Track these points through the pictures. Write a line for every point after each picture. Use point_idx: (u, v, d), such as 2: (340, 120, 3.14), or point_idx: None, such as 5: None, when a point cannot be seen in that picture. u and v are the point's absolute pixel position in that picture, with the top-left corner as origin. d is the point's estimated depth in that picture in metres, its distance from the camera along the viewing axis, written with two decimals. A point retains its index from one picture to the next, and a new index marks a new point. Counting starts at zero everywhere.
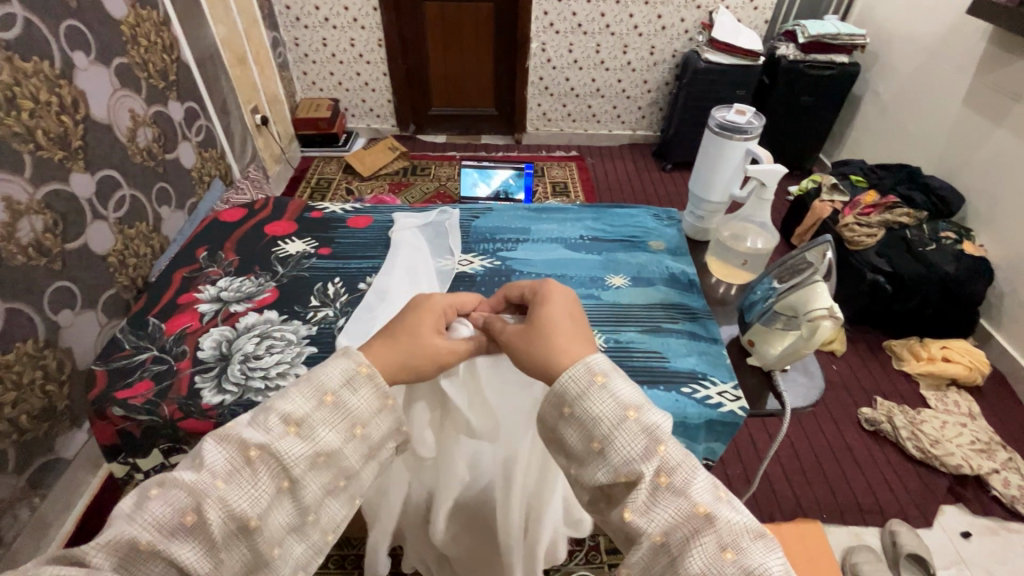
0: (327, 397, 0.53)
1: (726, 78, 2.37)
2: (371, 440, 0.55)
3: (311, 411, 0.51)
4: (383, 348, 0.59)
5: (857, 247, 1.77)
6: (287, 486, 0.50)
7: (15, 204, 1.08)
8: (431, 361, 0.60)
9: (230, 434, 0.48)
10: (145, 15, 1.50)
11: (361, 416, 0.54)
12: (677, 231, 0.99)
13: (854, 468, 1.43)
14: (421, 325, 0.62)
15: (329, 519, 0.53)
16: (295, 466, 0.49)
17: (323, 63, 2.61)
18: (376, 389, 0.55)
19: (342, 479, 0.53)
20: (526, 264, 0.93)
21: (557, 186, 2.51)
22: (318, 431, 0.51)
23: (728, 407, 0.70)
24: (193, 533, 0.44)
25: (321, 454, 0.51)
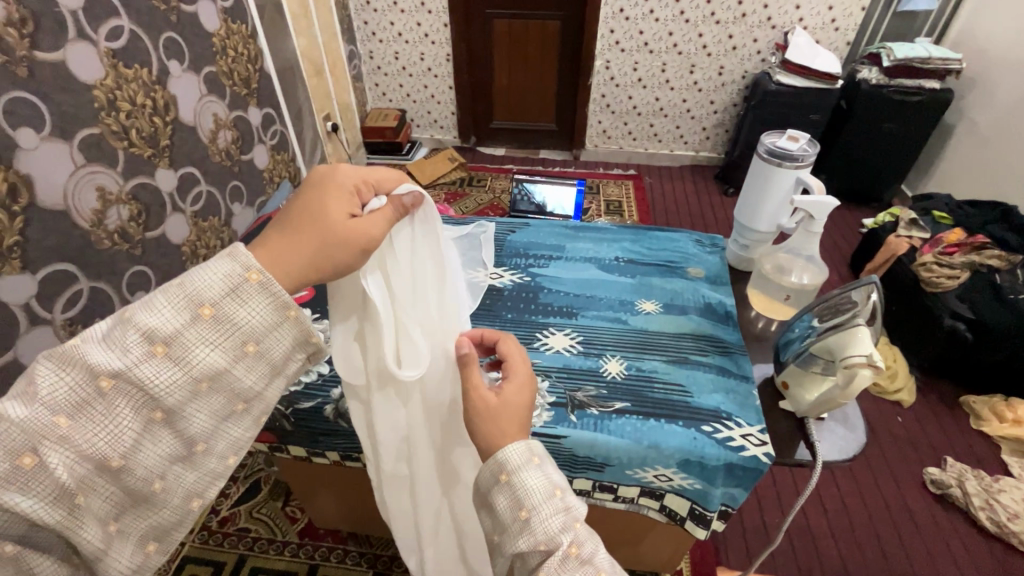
0: (205, 310, 0.45)
1: (799, 101, 2.25)
2: (269, 358, 0.49)
3: (182, 328, 0.44)
4: (285, 238, 0.51)
5: (934, 289, 1.61)
6: (161, 418, 0.45)
7: (107, 193, 1.20)
8: (349, 246, 0.52)
9: (75, 355, 0.42)
10: (235, 29, 1.65)
11: (253, 331, 0.47)
12: (720, 259, 0.95)
13: (912, 534, 1.29)
14: (327, 197, 0.52)
15: (224, 444, 0.50)
16: (167, 397, 0.44)
17: (394, 75, 2.74)
18: (277, 302, 0.48)
19: (239, 403, 0.49)
20: (555, 280, 0.92)
21: (611, 205, 2.48)
22: (191, 348, 0.45)
23: (751, 451, 0.65)
24: (34, 478, 0.40)
25: (202, 379, 0.46)
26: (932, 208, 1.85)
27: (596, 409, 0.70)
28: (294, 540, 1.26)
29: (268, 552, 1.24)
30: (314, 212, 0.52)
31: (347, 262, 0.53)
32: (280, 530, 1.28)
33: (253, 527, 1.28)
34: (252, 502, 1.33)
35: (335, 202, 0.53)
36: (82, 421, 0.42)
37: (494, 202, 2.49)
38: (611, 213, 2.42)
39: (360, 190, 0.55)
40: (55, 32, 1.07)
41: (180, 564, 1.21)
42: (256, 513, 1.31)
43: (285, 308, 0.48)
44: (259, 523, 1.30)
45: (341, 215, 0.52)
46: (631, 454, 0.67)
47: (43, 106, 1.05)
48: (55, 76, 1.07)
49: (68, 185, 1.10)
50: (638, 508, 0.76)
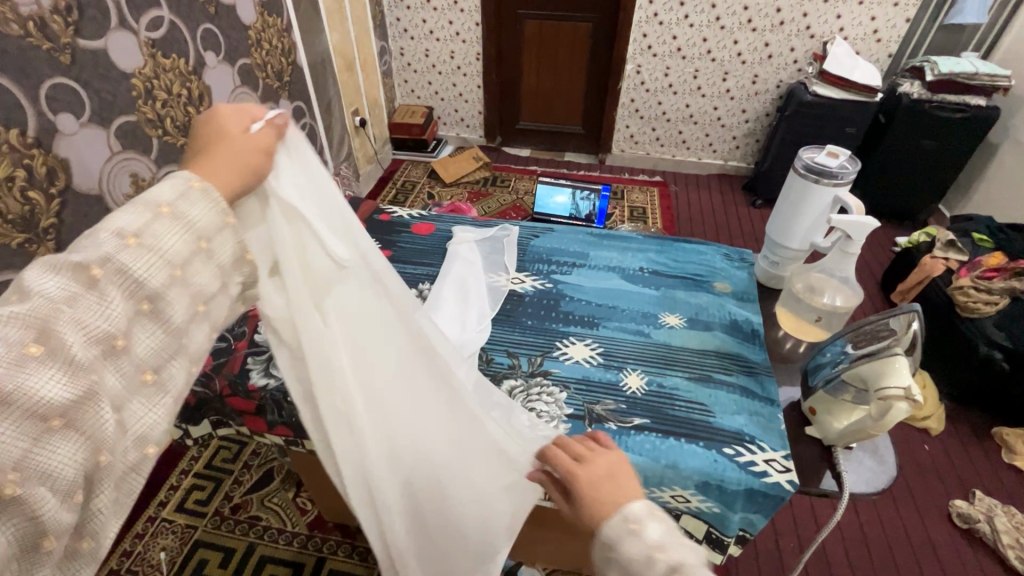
0: (162, 208, 0.45)
1: (836, 113, 2.19)
2: (223, 260, 0.49)
3: (148, 222, 0.44)
4: (202, 160, 0.51)
5: (970, 314, 1.55)
6: (148, 310, 0.43)
7: (140, 179, 1.23)
8: (260, 158, 0.53)
9: (55, 261, 0.40)
10: (270, 22, 1.67)
11: (205, 229, 0.48)
12: (747, 275, 0.92)
13: (936, 570, 1.24)
14: (219, 114, 0.53)
15: (201, 348, 0.48)
16: (152, 280, 0.43)
17: (423, 73, 2.75)
18: (218, 207, 0.49)
19: (201, 305, 0.47)
20: (580, 288, 0.91)
21: (635, 211, 2.44)
22: (159, 239, 0.44)
23: (773, 478, 0.63)
24: (45, 363, 0.36)
25: (177, 268, 0.45)
26: (972, 229, 1.78)
27: (613, 423, 0.69)
28: (304, 531, 1.27)
29: (278, 542, 1.25)
30: (213, 129, 0.52)
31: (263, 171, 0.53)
32: (290, 520, 1.29)
33: (264, 516, 1.29)
34: (264, 490, 1.35)
35: (225, 119, 0.53)
36: (79, 310, 0.39)
37: (517, 203, 2.48)
38: (635, 220, 2.39)
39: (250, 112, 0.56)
40: (98, 20, 1.09)
41: (192, 548, 1.23)
42: (268, 502, 1.33)
43: (225, 214, 0.50)
44: (270, 512, 1.31)
45: (237, 129, 0.53)
46: (650, 473, 0.65)
47: (83, 93, 1.07)
48: (96, 63, 1.09)
49: (104, 170, 1.13)
50: None
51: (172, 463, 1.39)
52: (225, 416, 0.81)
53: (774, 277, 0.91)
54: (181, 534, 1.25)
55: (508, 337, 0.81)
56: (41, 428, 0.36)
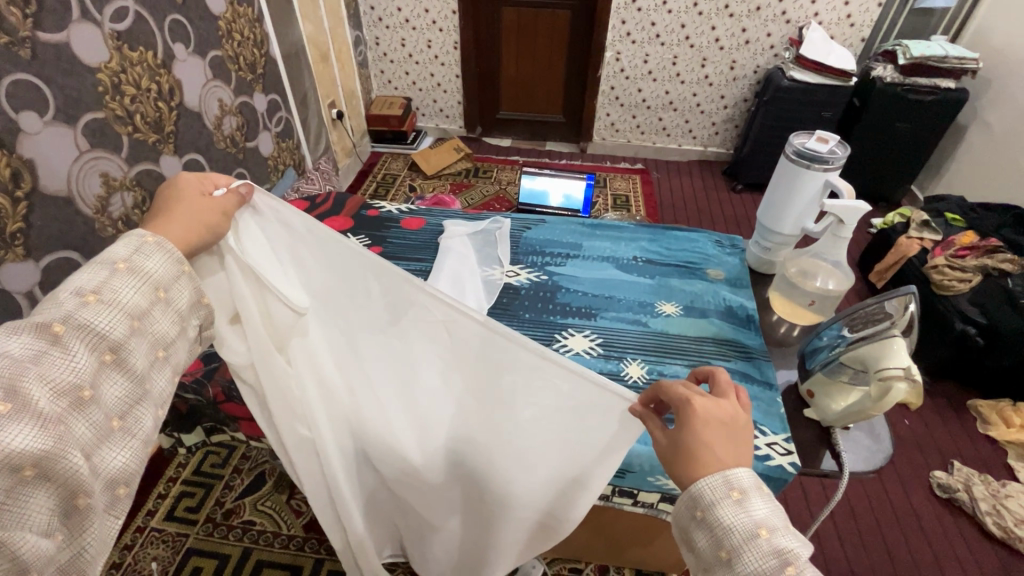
0: (120, 264, 0.53)
1: (812, 98, 2.22)
2: (176, 306, 0.57)
3: (106, 280, 0.51)
4: (162, 220, 0.59)
5: (946, 292, 1.60)
6: (111, 360, 0.50)
7: (111, 180, 1.18)
8: (213, 213, 0.61)
9: (25, 323, 0.46)
10: (241, 12, 1.60)
11: (161, 279, 0.55)
12: (740, 260, 0.94)
13: (919, 539, 1.29)
14: (179, 184, 0.62)
15: (159, 389, 0.55)
16: (113, 333, 0.50)
17: (400, 63, 2.69)
18: (174, 257, 0.57)
19: (160, 350, 0.55)
20: (575, 279, 0.90)
21: (619, 199, 2.45)
22: (118, 293, 0.52)
23: (776, 460, 0.64)
24: (14, 418, 0.42)
25: (133, 318, 0.52)
26: (944, 209, 1.83)
27: None
28: (299, 534, 1.25)
29: (274, 545, 1.23)
30: (173, 196, 0.61)
31: (218, 230, 0.61)
32: (285, 523, 1.27)
33: (258, 520, 1.27)
34: (256, 494, 1.32)
35: (183, 188, 0.61)
36: (49, 365, 0.45)
37: (500, 194, 2.46)
38: (619, 208, 2.40)
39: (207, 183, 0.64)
40: (59, 12, 1.03)
41: (184, 556, 1.20)
42: (261, 505, 1.30)
43: (180, 265, 0.58)
44: (263, 515, 1.29)
45: (195, 194, 0.61)
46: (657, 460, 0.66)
47: (46, 89, 1.02)
48: (58, 58, 1.04)
49: (73, 171, 1.08)
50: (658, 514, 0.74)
51: (159, 470, 1.35)
52: (220, 422, 0.79)
53: (767, 263, 0.92)
54: (173, 543, 1.22)
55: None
56: (17, 479, 0.41)
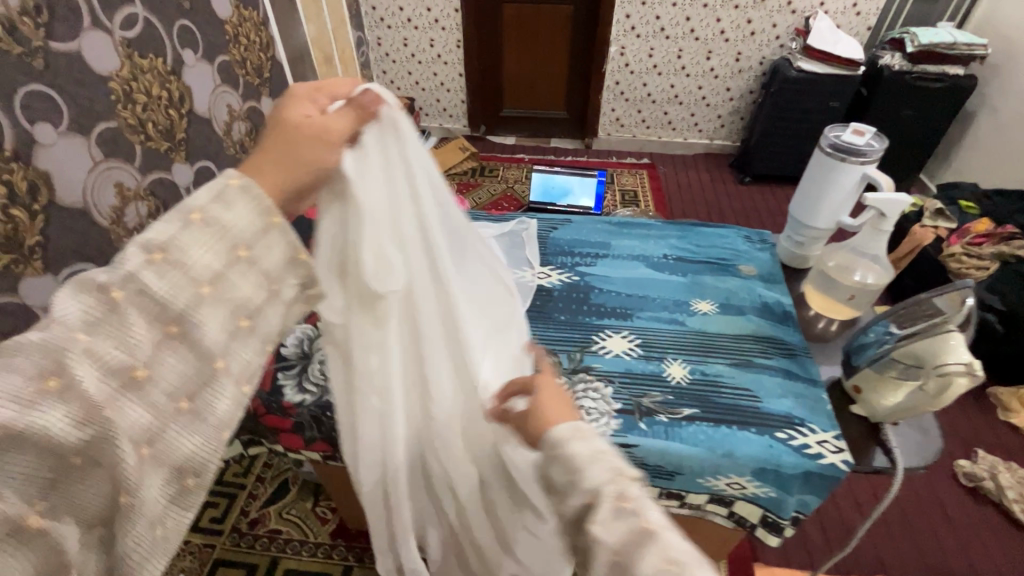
0: (193, 214, 0.43)
1: (820, 88, 2.21)
2: (263, 266, 0.46)
3: (175, 234, 0.42)
4: (273, 156, 0.49)
5: (963, 279, 1.61)
6: (176, 332, 0.41)
7: (125, 189, 1.16)
8: (320, 146, 0.51)
9: (85, 281, 0.38)
10: (247, 15, 1.59)
11: (241, 235, 0.45)
12: (772, 255, 0.93)
13: (945, 526, 1.30)
14: (285, 107, 0.52)
15: (240, 367, 0.44)
16: (174, 299, 0.40)
17: (402, 63, 2.67)
18: (260, 205, 0.46)
19: (243, 319, 0.44)
20: (606, 278, 0.90)
21: (627, 195, 2.45)
22: (188, 251, 0.42)
23: (828, 459, 0.63)
24: (60, 398, 0.34)
25: (205, 281, 0.42)
26: (958, 197, 1.83)
27: (664, 415, 0.68)
28: (326, 542, 1.24)
29: (301, 554, 1.22)
30: (280, 120, 0.51)
31: (325, 166, 0.51)
32: (311, 531, 1.26)
33: (284, 529, 1.26)
34: (280, 503, 1.31)
35: (291, 111, 0.52)
36: (101, 337, 0.37)
37: (508, 192, 2.45)
38: (627, 204, 2.39)
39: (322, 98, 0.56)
40: (70, 20, 1.02)
41: (212, 567, 1.19)
42: (286, 514, 1.29)
43: (269, 213, 0.47)
44: (289, 524, 1.28)
45: (311, 124, 0.51)
46: (707, 462, 0.65)
47: (60, 100, 1.00)
48: (70, 68, 1.02)
49: (87, 182, 1.06)
50: (705, 515, 0.73)
51: None
52: (258, 434, 0.78)
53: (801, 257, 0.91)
54: (199, 554, 1.21)
55: (543, 335, 0.80)
56: (58, 469, 0.35)
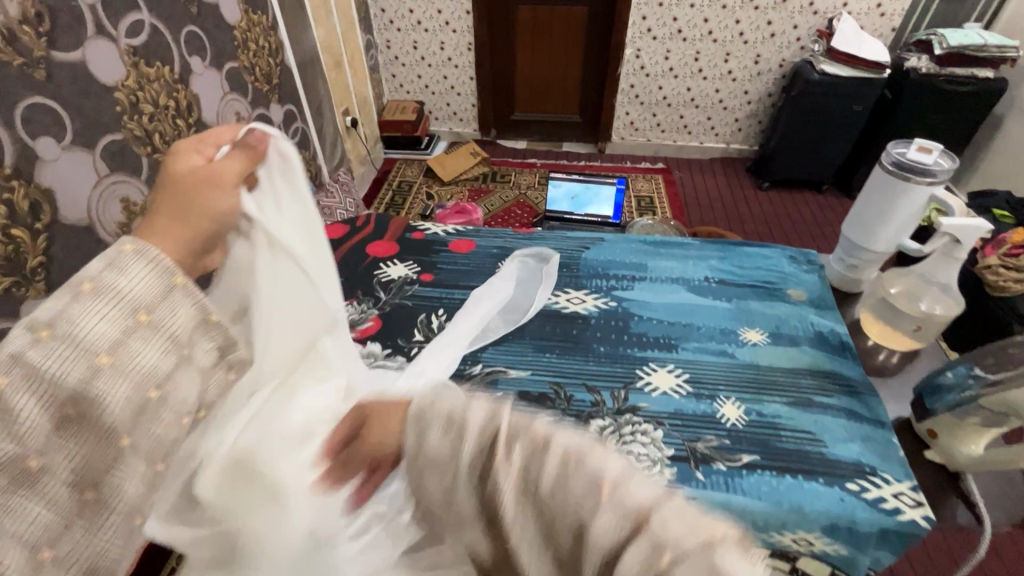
0: (84, 285, 0.43)
1: (843, 91, 2.15)
2: (164, 329, 0.45)
3: (63, 308, 0.42)
4: (168, 219, 0.50)
5: (998, 292, 1.55)
6: (73, 413, 0.41)
7: (131, 205, 1.11)
8: (204, 195, 0.52)
9: None
10: (256, 20, 1.54)
11: (141, 299, 0.45)
12: (821, 278, 0.87)
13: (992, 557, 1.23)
14: (176, 165, 0.53)
15: (151, 441, 0.45)
16: (65, 379, 0.41)
17: (412, 66, 2.61)
18: (160, 266, 0.46)
19: (152, 389, 0.44)
20: (646, 304, 0.84)
21: (643, 201, 2.38)
22: (89, 321, 0.42)
23: (909, 515, 0.57)
24: None
25: (100, 353, 0.42)
26: (992, 205, 1.76)
27: (723, 463, 0.62)
28: None
29: None
30: (173, 180, 0.52)
31: (216, 210, 0.53)
32: None
33: None
34: None
35: (175, 169, 0.53)
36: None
37: (521, 198, 2.39)
38: (644, 210, 2.33)
39: (209, 145, 0.56)
40: (73, 30, 0.96)
41: None
42: None
43: (172, 275, 0.47)
44: None
45: (191, 174, 0.53)
46: (774, 518, 0.59)
47: (63, 113, 0.94)
48: (74, 79, 0.96)
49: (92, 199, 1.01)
50: None
51: None
52: None
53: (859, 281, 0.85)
54: None
55: (584, 370, 0.74)
56: None
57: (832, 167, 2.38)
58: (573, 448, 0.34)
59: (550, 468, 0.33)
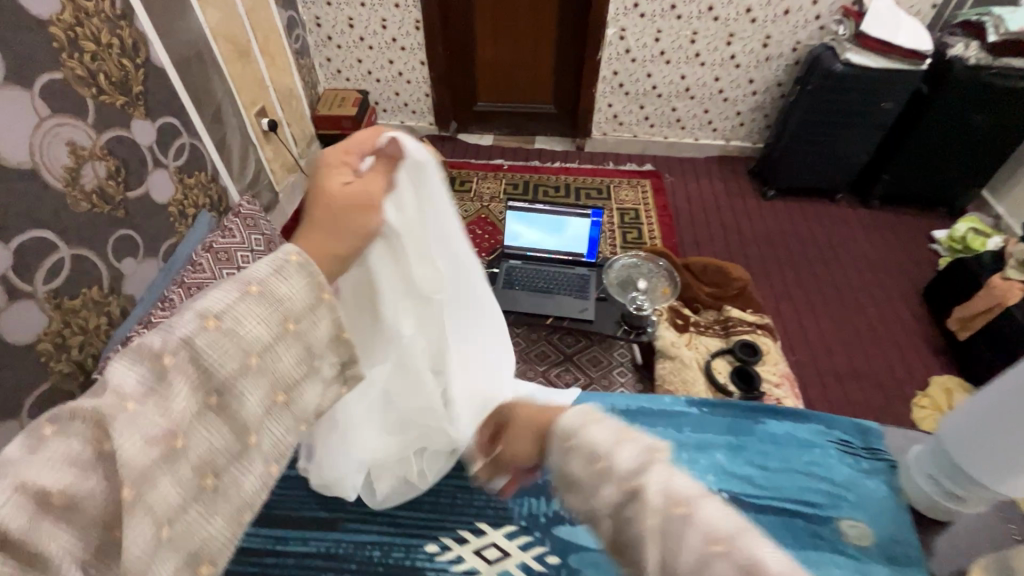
0: (252, 286, 0.42)
1: (870, 86, 1.76)
2: (308, 339, 0.45)
3: (233, 303, 0.41)
4: (318, 231, 0.50)
5: None
6: (216, 404, 0.40)
7: None
8: (357, 206, 0.52)
9: (144, 347, 0.38)
10: (89, 7, 1.14)
11: (294, 308, 0.44)
12: (876, 487, 0.80)
13: None
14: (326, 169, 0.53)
15: (272, 445, 0.43)
16: (222, 369, 0.39)
17: (349, 48, 2.16)
18: (314, 281, 0.45)
19: (281, 394, 0.43)
20: (598, 564, 0.75)
21: (626, 216, 2.02)
22: (242, 319, 0.41)
23: None
24: (74, 503, 0.33)
25: (253, 354, 0.41)
26: None
27: None
28: None
29: None
30: (317, 184, 0.52)
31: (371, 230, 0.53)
32: None
33: None
34: None
35: (332, 173, 0.53)
36: (149, 406, 0.36)
37: (482, 214, 2.02)
38: (627, 227, 1.97)
39: (354, 155, 0.57)
40: None
41: None
42: None
43: (321, 291, 0.46)
44: None
45: (336, 184, 0.53)
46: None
47: None
48: None
49: None
50: None
51: None
52: None
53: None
54: None
55: None
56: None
57: (849, 173, 2.01)
58: (717, 538, 0.35)
59: (695, 548, 0.35)
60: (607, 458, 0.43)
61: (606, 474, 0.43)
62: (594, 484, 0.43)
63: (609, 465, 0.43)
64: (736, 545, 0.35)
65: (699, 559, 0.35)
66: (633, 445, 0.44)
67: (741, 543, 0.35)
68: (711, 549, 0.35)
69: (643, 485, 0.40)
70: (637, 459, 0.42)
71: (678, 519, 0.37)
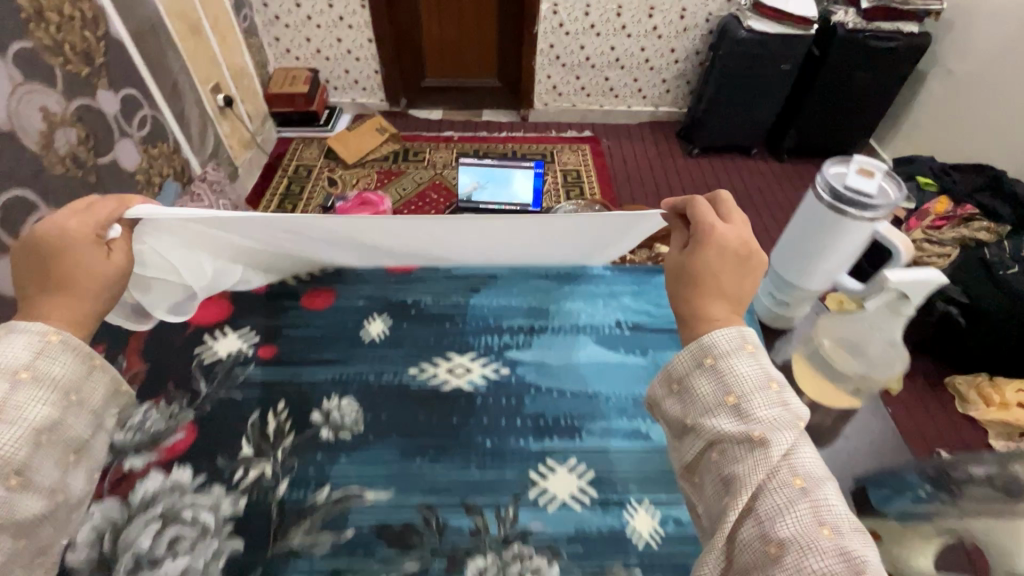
0: (21, 373, 0.52)
1: (770, 50, 2.01)
2: (89, 404, 0.57)
3: (9, 394, 0.51)
4: (60, 300, 0.58)
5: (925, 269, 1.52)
6: (16, 483, 0.50)
7: None
8: (92, 282, 0.60)
9: None
10: None
11: (68, 381, 0.55)
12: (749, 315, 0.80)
13: None
14: (68, 226, 0.60)
15: (71, 497, 0.55)
16: (15, 453, 0.50)
17: (297, 28, 2.24)
18: (81, 354, 0.56)
19: (71, 455, 0.55)
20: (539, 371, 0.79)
21: (569, 176, 2.22)
22: (23, 408, 0.51)
23: None
24: None
25: (36, 431, 0.51)
26: (916, 172, 1.73)
27: None
28: None
29: None
30: (55, 242, 0.59)
31: (104, 272, 0.61)
32: None
33: None
34: None
35: (81, 234, 0.60)
36: None
37: (436, 180, 2.17)
38: (570, 187, 2.17)
39: (98, 233, 0.62)
40: None
41: None
42: None
43: (89, 359, 0.57)
44: None
45: (78, 251, 0.59)
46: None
47: None
48: None
49: None
50: None
51: None
52: None
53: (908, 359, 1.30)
54: None
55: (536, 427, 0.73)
56: None
57: (761, 131, 2.28)
58: (801, 474, 0.47)
59: (804, 516, 0.45)
60: (742, 399, 0.51)
61: (737, 413, 0.51)
62: (700, 417, 0.53)
63: (747, 412, 0.51)
64: (836, 524, 0.44)
65: (792, 513, 0.45)
66: (775, 393, 0.52)
67: (750, 398, 0.51)
68: (819, 532, 0.44)
69: (773, 441, 0.48)
70: (777, 412, 0.50)
71: (725, 373, 0.53)
